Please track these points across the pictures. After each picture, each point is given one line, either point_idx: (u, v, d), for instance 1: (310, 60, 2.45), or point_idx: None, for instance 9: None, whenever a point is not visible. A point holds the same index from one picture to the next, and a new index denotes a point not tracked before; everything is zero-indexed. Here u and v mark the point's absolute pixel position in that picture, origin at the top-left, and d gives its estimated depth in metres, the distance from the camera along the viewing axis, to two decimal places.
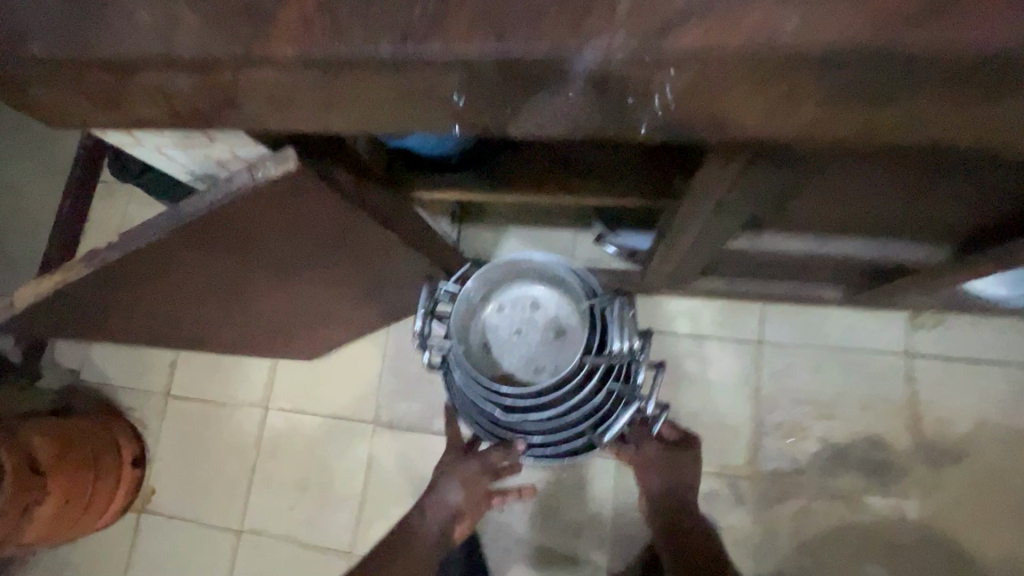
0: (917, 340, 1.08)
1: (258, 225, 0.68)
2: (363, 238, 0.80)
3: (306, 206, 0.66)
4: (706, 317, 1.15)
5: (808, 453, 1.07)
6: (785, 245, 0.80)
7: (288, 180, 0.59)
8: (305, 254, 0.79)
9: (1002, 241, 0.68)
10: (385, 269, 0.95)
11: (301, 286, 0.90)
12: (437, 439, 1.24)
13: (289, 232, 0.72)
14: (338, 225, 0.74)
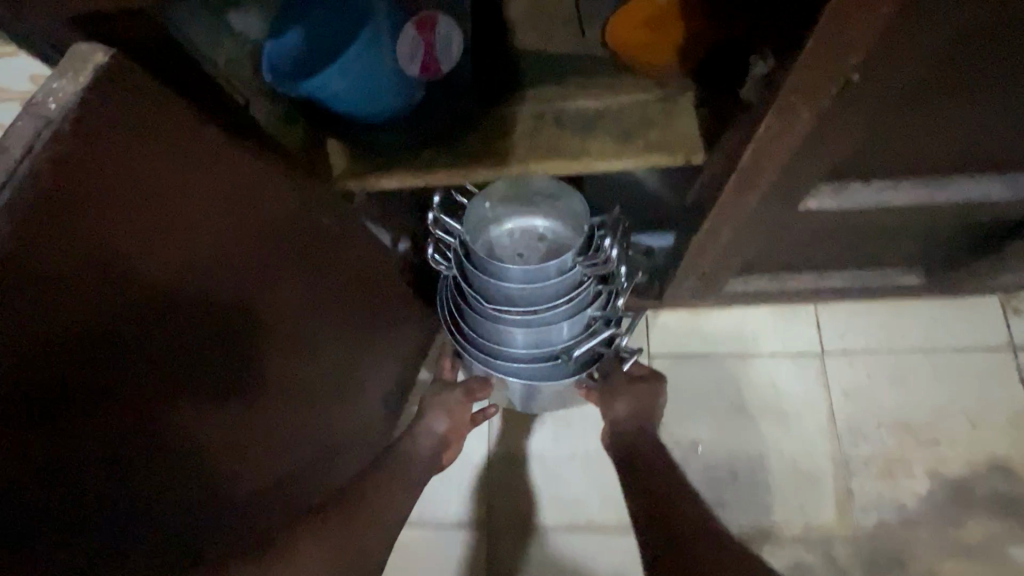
0: (1017, 326, 0.85)
1: (103, 231, 0.37)
2: (279, 235, 0.53)
3: (165, 161, 0.40)
4: (748, 329, 0.89)
5: (918, 492, 0.80)
6: (886, 200, 0.56)
7: (96, 95, 0.35)
8: (207, 311, 0.46)
9: None
10: (333, 317, 0.64)
11: (231, 420, 0.52)
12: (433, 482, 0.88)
13: (165, 241, 0.41)
14: (232, 204, 0.46)
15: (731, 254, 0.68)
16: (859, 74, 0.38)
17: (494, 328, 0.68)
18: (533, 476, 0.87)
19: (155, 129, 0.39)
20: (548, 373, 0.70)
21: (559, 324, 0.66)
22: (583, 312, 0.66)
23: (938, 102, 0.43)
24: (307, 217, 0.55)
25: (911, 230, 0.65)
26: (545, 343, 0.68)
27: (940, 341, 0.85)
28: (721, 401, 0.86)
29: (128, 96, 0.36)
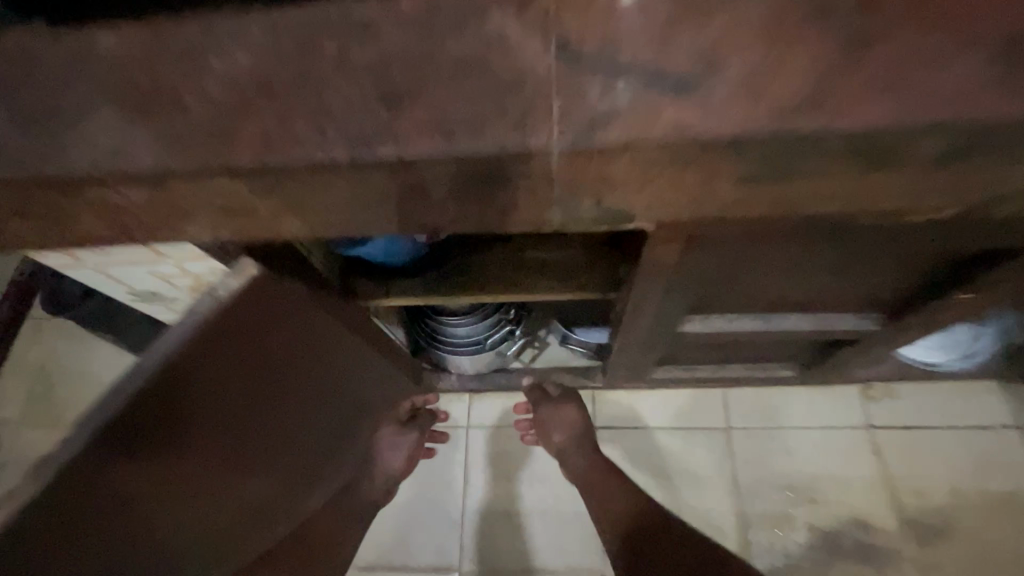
0: (875, 411, 1.10)
1: (228, 355, 0.59)
2: (279, 380, 0.69)
3: (253, 317, 0.59)
4: (672, 409, 1.13)
5: (798, 541, 1.02)
6: (737, 326, 0.82)
7: (249, 292, 0.56)
8: (191, 473, 0.62)
9: (914, 306, 0.74)
10: (332, 390, 0.82)
11: (280, 439, 0.76)
12: (476, 468, 1.15)
13: (233, 354, 0.59)
14: (261, 354, 0.64)
15: (646, 353, 0.94)
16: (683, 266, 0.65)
17: (442, 330, 1.05)
18: (531, 524, 1.11)
19: (259, 297, 0.58)
20: (474, 352, 1.07)
21: (478, 325, 1.03)
22: (494, 318, 1.03)
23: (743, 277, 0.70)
24: (304, 360, 0.72)
25: (771, 342, 0.91)
26: (471, 336, 1.05)
27: (817, 421, 1.10)
28: (652, 468, 1.09)
29: (261, 286, 0.57)
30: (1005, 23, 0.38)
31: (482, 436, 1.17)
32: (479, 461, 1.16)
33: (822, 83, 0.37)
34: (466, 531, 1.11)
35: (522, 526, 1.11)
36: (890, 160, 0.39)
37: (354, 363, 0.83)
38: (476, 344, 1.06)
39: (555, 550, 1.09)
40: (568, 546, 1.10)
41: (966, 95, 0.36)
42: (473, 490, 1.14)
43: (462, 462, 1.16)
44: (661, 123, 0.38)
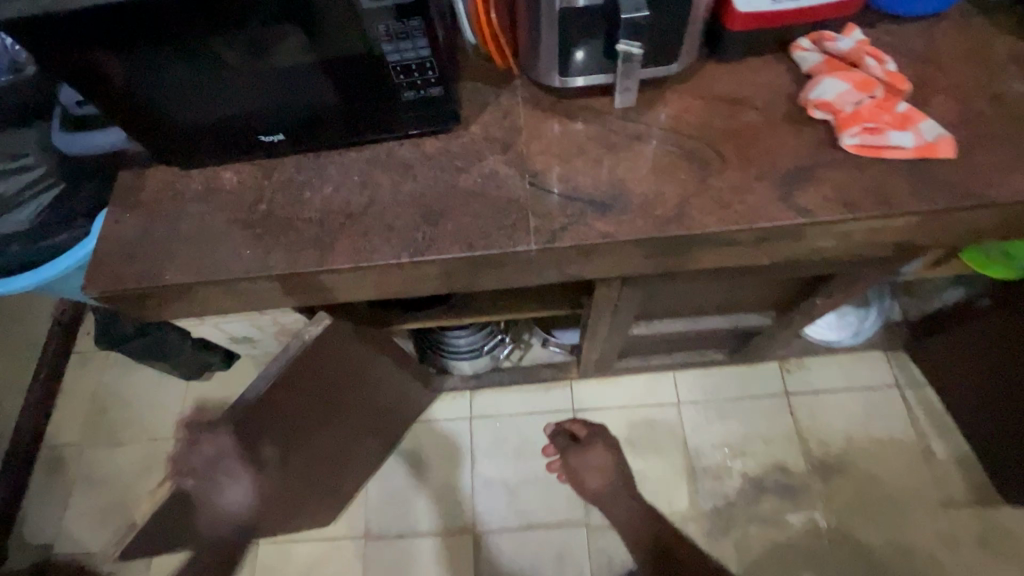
0: (789, 380, 1.41)
1: (306, 376, 0.84)
2: (332, 390, 0.95)
3: (324, 349, 0.84)
4: (632, 391, 1.44)
5: (734, 486, 1.32)
6: (672, 327, 1.10)
7: (325, 333, 0.81)
8: (269, 453, 0.88)
9: (791, 307, 1.03)
10: (365, 392, 1.08)
11: (327, 428, 1.01)
12: (477, 446, 1.42)
13: (308, 376, 0.84)
14: (325, 373, 0.89)
15: (608, 350, 1.22)
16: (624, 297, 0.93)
17: (445, 343, 1.31)
18: (528, 491, 1.38)
19: (327, 337, 0.82)
20: (472, 358, 1.34)
21: (475, 337, 1.30)
22: (487, 330, 1.30)
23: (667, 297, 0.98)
24: (351, 374, 0.98)
25: (701, 335, 1.20)
26: (470, 346, 1.31)
27: (745, 392, 1.41)
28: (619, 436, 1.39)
29: (331, 330, 0.82)
30: (789, 159, 0.65)
31: (480, 421, 1.45)
32: (480, 440, 1.43)
33: (684, 202, 0.64)
34: (469, 496, 1.38)
35: (514, 493, 1.38)
36: (731, 245, 0.65)
37: (382, 371, 1.09)
38: (474, 352, 1.32)
39: (547, 514, 1.35)
40: (554, 507, 1.36)
41: (766, 206, 0.63)
42: (476, 464, 1.41)
43: (465, 441, 1.43)
44: (594, 231, 0.64)
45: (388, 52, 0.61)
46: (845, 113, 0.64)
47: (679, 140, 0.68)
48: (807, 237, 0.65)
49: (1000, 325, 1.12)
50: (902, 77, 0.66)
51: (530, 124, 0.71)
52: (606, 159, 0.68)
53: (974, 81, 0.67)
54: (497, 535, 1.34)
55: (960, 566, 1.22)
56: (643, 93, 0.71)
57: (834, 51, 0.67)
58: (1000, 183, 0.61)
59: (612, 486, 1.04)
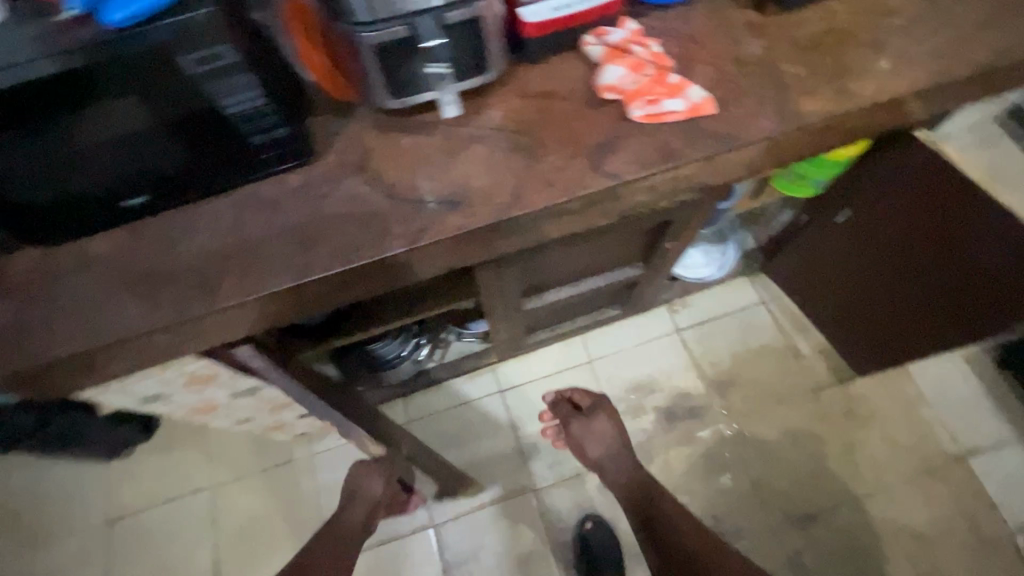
0: (678, 318, 1.62)
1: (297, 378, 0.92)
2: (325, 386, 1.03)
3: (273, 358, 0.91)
4: (549, 360, 1.58)
5: (650, 420, 1.50)
6: (560, 295, 1.24)
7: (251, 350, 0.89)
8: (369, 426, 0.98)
9: (648, 257, 1.21)
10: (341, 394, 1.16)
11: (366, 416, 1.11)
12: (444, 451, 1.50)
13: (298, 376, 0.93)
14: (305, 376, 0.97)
15: (515, 329, 1.34)
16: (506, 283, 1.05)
17: (365, 359, 1.38)
18: (481, 474, 1.48)
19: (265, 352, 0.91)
20: (393, 366, 1.41)
21: (391, 347, 1.37)
22: (402, 338, 1.37)
23: (544, 271, 1.12)
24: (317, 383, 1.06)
25: (591, 296, 1.35)
26: (389, 356, 1.38)
27: (645, 336, 1.60)
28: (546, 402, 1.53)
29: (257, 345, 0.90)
30: (595, 136, 0.79)
31: (423, 429, 1.52)
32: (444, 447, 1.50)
33: (518, 187, 0.76)
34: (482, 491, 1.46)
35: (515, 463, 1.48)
36: (563, 215, 0.78)
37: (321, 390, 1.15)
38: (393, 361, 1.40)
39: (500, 488, 1.46)
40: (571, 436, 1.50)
41: (583, 178, 0.76)
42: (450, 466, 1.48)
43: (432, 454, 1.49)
44: (448, 226, 0.74)
45: (226, 106, 0.67)
46: (628, 92, 0.79)
47: (506, 136, 0.80)
48: (621, 197, 0.80)
49: (818, 236, 1.38)
50: (665, 56, 0.82)
51: (377, 145, 0.80)
52: (448, 163, 0.78)
53: (722, 50, 0.85)
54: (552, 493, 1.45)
55: (836, 436, 1.47)
56: (469, 101, 0.82)
57: (612, 41, 0.82)
58: (750, 127, 0.79)
59: (610, 451, 1.23)
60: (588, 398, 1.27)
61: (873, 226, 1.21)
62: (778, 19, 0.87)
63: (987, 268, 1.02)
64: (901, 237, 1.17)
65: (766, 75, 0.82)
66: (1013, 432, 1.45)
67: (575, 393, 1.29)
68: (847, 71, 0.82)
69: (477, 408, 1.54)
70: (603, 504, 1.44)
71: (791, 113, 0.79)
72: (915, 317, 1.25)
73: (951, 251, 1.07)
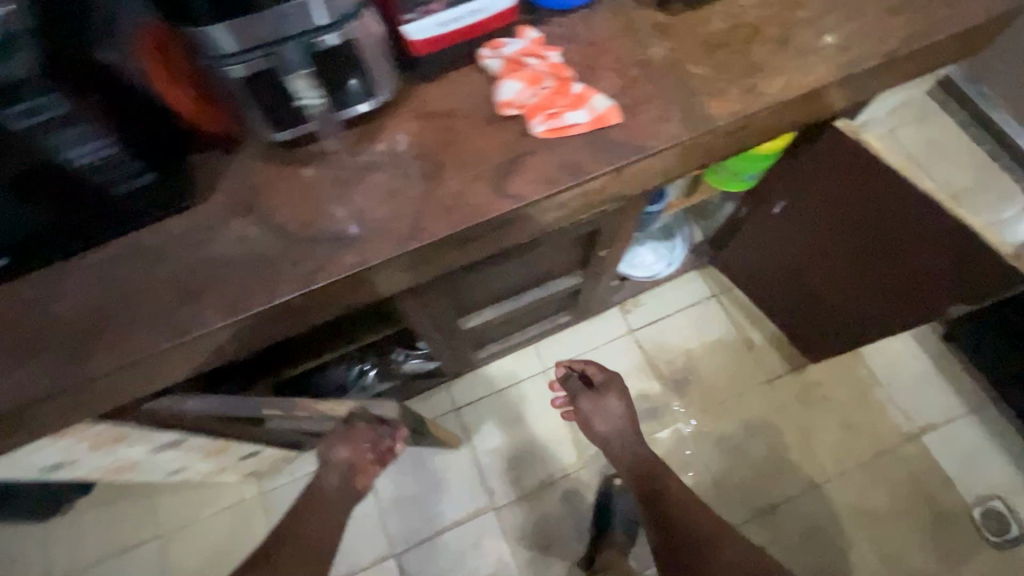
0: (632, 319, 1.60)
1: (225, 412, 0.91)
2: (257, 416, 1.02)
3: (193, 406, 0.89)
4: (503, 372, 1.54)
5: None
6: (499, 310, 1.21)
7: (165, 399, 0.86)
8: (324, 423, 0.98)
9: (586, 266, 1.18)
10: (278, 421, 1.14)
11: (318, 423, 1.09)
12: (402, 476, 1.45)
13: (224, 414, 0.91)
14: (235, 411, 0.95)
15: (460, 348, 1.30)
16: (434, 310, 1.01)
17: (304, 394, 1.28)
18: (441, 496, 1.43)
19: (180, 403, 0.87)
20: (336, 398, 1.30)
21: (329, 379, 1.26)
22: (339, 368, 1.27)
23: (476, 292, 1.08)
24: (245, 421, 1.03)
25: (536, 307, 1.32)
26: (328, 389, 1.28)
27: (598, 340, 1.58)
28: (502, 416, 1.49)
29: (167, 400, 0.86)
30: (496, 157, 0.75)
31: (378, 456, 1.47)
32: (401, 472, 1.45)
33: (416, 217, 0.72)
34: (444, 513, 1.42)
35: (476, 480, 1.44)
36: (469, 241, 0.74)
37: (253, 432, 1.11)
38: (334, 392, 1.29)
39: (462, 509, 1.42)
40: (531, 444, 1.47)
41: (484, 202, 0.72)
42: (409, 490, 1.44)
43: (390, 481, 1.45)
44: (343, 264, 0.70)
45: (72, 158, 0.60)
46: (528, 106, 0.75)
47: (402, 162, 0.75)
48: (528, 218, 0.76)
49: (759, 227, 1.36)
50: (564, 66, 0.79)
51: (265, 182, 0.74)
52: (342, 197, 0.73)
53: (626, 55, 0.81)
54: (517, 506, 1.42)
55: (792, 425, 1.47)
56: (362, 127, 0.77)
57: (509, 53, 0.78)
58: (656, 134, 0.75)
59: (618, 428, 1.21)
60: (600, 374, 1.23)
61: (808, 215, 1.20)
62: (683, 18, 0.83)
63: (917, 253, 1.02)
64: (835, 226, 1.15)
65: (671, 79, 0.79)
66: (966, 405, 1.45)
67: (589, 368, 1.24)
68: (755, 68, 0.79)
69: (432, 429, 1.49)
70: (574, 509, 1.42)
71: (699, 116, 0.76)
72: (858, 303, 1.24)
73: (884, 238, 1.06)
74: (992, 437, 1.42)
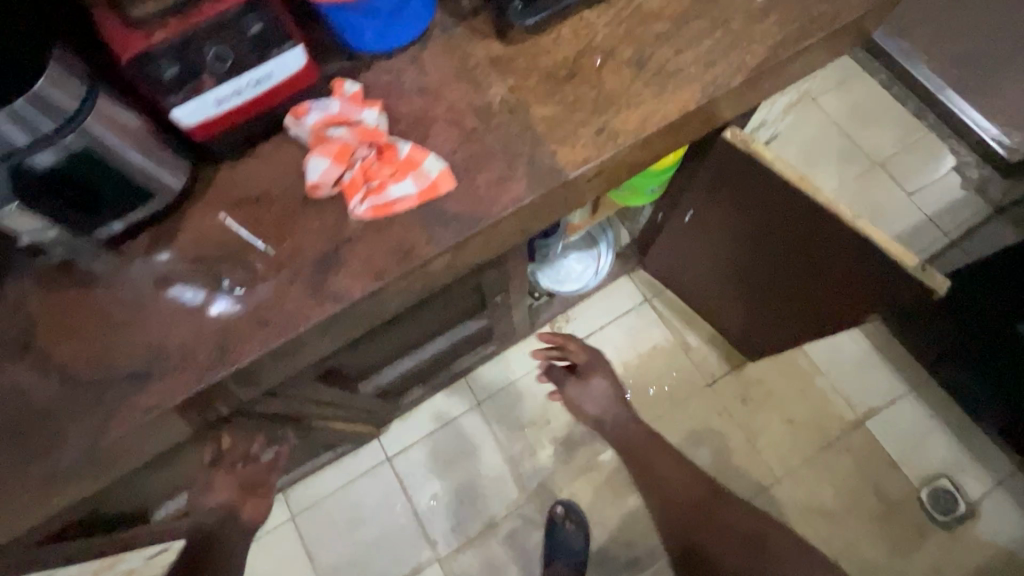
0: None
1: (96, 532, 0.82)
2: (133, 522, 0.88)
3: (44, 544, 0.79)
4: (435, 411, 1.45)
5: (549, 454, 1.41)
6: (400, 366, 1.12)
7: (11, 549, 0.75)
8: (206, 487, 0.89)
9: (488, 310, 1.08)
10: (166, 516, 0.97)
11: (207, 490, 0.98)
12: (339, 538, 1.37)
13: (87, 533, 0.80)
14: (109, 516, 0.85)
15: (375, 407, 1.21)
16: (314, 397, 0.91)
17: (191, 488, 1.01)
18: (382, 553, 1.36)
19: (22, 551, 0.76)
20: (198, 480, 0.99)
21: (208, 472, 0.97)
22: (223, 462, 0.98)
23: (362, 363, 0.98)
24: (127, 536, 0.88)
25: (449, 351, 1.23)
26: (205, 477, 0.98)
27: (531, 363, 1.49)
28: (436, 460, 1.42)
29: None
30: (313, 248, 0.64)
31: (310, 521, 1.38)
32: (336, 534, 1.38)
33: (224, 337, 0.62)
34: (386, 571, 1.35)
35: (416, 533, 1.37)
36: (292, 352, 0.64)
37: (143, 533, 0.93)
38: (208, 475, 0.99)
39: (404, 563, 1.35)
40: (469, 487, 1.39)
41: (299, 312, 0.62)
42: (346, 551, 1.36)
43: (325, 545, 1.37)
44: (138, 409, 0.59)
45: None
46: (345, 183, 0.64)
47: (208, 269, 0.64)
48: (361, 315, 0.66)
49: (676, 234, 1.27)
50: (385, 126, 0.67)
51: (42, 313, 0.62)
52: (134, 322, 0.62)
53: (460, 102, 0.70)
54: (460, 553, 1.35)
55: (736, 428, 1.42)
56: (155, 231, 0.65)
57: (320, 116, 0.66)
58: (497, 197, 0.65)
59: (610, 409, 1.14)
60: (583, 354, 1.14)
61: (718, 223, 1.11)
62: (525, 50, 0.72)
63: (825, 261, 0.95)
64: (747, 234, 1.07)
65: (514, 125, 0.68)
66: (907, 384, 1.42)
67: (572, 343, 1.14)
68: (606, 102, 0.69)
69: (364, 484, 1.40)
70: (521, 545, 1.36)
71: (544, 170, 0.66)
72: (780, 305, 1.18)
73: (794, 246, 0.99)
74: (935, 413, 1.39)
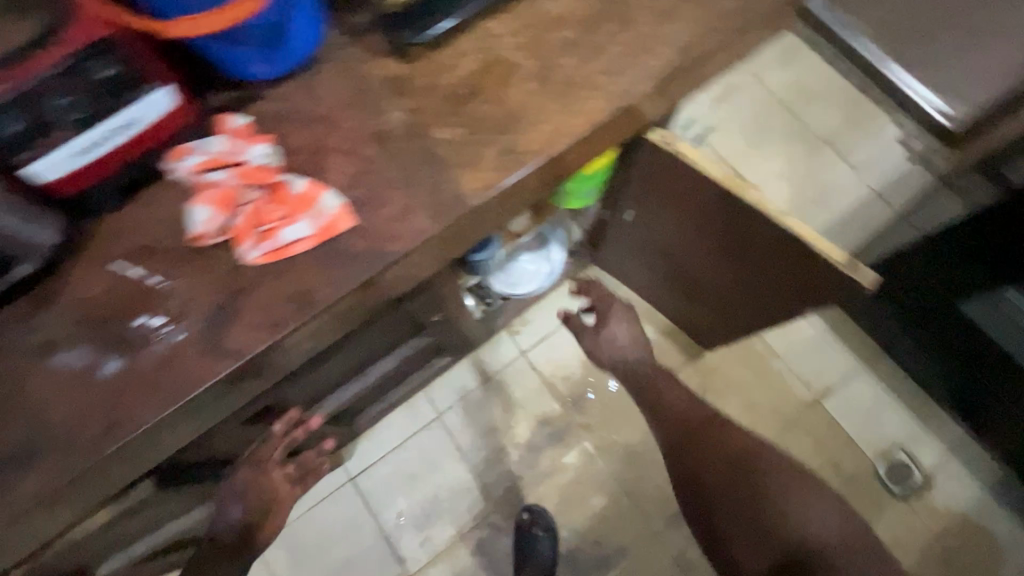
0: (521, 339, 1.49)
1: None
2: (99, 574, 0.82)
3: None
4: (395, 426, 1.43)
5: (513, 459, 1.40)
6: (345, 392, 1.09)
7: None
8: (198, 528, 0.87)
9: (430, 327, 1.05)
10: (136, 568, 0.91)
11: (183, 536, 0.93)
12: (306, 564, 1.35)
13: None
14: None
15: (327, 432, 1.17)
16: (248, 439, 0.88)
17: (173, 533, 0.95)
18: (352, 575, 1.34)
19: None
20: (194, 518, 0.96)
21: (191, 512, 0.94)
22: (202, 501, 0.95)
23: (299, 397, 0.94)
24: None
25: (399, 369, 1.20)
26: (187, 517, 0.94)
27: (489, 370, 1.46)
28: (400, 475, 1.40)
29: None
30: (205, 302, 0.60)
31: (274, 549, 1.35)
32: (303, 559, 1.35)
33: (113, 406, 0.58)
34: None
35: (384, 552, 1.35)
36: (193, 414, 0.60)
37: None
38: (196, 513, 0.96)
39: None
40: (435, 500, 1.38)
41: (194, 372, 0.58)
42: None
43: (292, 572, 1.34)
44: (25, 493, 0.56)
45: None
46: (235, 228, 0.60)
47: (93, 332, 0.60)
48: (265, 367, 0.62)
49: (622, 232, 1.25)
50: (280, 162, 0.63)
51: None
52: (13, 398, 0.58)
53: (357, 130, 0.66)
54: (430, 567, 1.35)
55: None
56: (31, 297, 0.61)
57: (201, 157, 0.61)
58: (399, 233, 0.62)
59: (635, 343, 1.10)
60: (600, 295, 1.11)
61: (658, 221, 1.09)
62: (423, 68, 0.68)
63: (762, 257, 0.94)
64: (687, 231, 1.05)
65: (415, 152, 0.64)
66: (861, 360, 1.44)
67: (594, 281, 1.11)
68: (511, 121, 0.65)
69: (328, 507, 1.38)
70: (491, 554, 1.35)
71: (448, 200, 0.63)
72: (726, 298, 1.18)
73: (731, 243, 0.97)
74: (888, 387, 1.42)
